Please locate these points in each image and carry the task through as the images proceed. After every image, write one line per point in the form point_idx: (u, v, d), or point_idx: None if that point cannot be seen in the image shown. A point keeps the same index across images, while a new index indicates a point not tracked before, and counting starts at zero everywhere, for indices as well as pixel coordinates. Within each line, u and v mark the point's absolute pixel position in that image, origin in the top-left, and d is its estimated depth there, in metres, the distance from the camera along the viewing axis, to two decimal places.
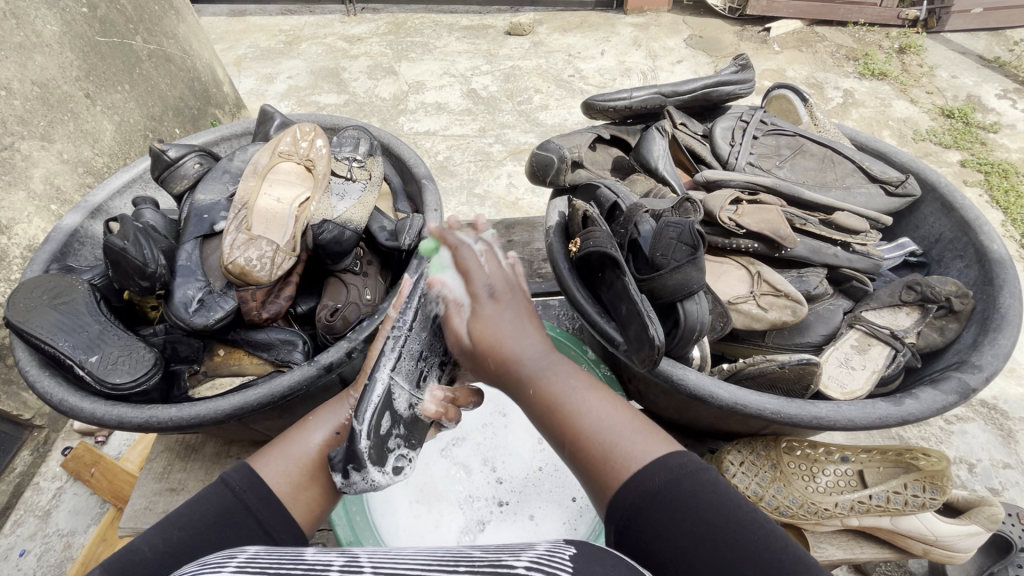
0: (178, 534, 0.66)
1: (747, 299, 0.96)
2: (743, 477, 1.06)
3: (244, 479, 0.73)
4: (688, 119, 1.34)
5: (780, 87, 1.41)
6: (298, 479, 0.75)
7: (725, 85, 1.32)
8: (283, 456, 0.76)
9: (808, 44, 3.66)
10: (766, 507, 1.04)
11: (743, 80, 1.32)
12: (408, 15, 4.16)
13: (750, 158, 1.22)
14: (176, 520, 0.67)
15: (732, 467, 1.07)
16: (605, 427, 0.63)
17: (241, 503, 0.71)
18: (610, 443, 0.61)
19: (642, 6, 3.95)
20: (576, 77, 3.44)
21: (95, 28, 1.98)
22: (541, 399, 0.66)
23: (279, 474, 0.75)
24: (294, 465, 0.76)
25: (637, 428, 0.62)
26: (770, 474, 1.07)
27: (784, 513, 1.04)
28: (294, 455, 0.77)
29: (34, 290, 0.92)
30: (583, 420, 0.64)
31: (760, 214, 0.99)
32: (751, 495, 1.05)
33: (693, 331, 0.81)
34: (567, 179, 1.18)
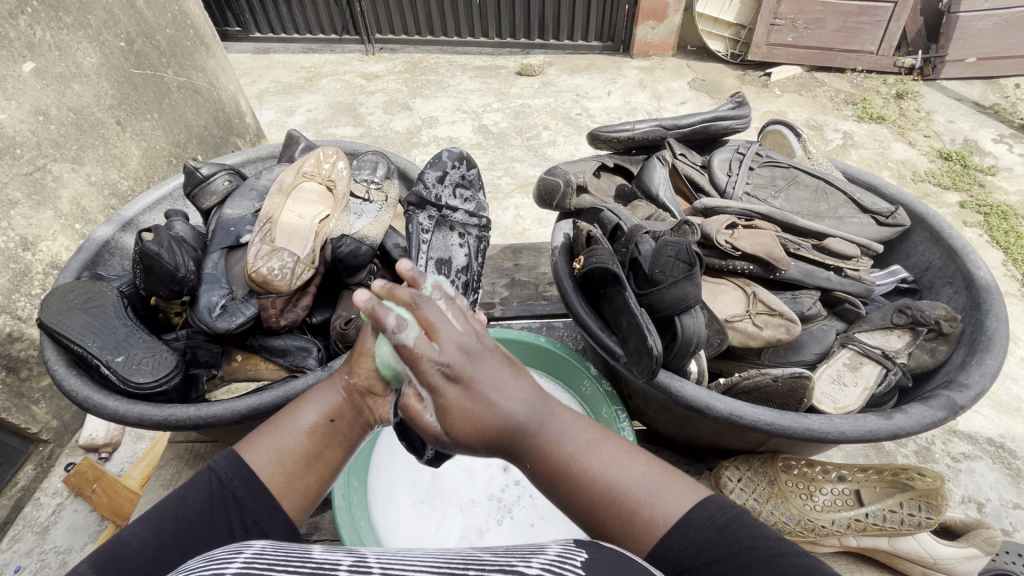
0: (168, 525, 0.64)
1: (742, 317, 1.00)
2: (741, 493, 1.09)
3: (230, 465, 0.70)
4: (688, 151, 1.41)
5: (775, 122, 1.49)
6: (289, 462, 0.71)
7: (723, 120, 1.39)
8: (274, 440, 0.72)
9: (808, 88, 3.82)
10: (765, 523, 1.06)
11: (740, 116, 1.39)
12: (424, 55, 4.38)
13: (746, 187, 1.28)
14: (164, 513, 0.66)
15: (730, 483, 1.10)
16: (634, 478, 0.62)
17: (227, 492, 0.68)
18: (630, 496, 0.61)
19: (647, 50, 4.14)
20: (584, 115, 3.58)
21: (130, 61, 2.12)
22: (548, 462, 0.62)
23: (269, 465, 0.70)
24: (286, 443, 0.72)
25: (656, 475, 0.63)
26: (766, 489, 1.09)
27: (782, 530, 1.07)
28: (283, 440, 0.72)
29: (67, 294, 0.97)
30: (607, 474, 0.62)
31: (754, 237, 1.04)
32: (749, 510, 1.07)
33: (690, 344, 0.84)
34: (572, 203, 1.22)
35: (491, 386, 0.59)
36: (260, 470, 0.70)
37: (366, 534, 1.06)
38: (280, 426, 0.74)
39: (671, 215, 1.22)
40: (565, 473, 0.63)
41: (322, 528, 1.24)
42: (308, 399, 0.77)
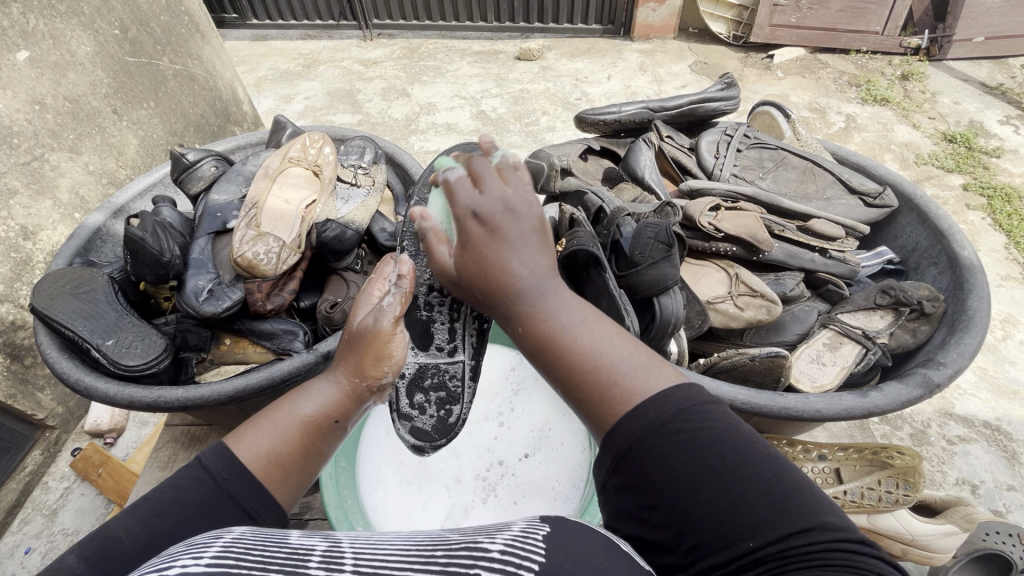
0: (157, 522, 0.61)
1: (724, 299, 1.00)
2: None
3: (219, 461, 0.68)
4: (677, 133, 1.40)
5: (764, 103, 1.47)
6: (282, 449, 0.73)
7: (711, 102, 1.38)
8: (272, 426, 0.74)
9: (811, 71, 3.77)
10: None
11: (729, 97, 1.38)
12: (422, 40, 4.35)
13: (733, 169, 1.27)
14: (155, 507, 0.62)
15: None
16: (615, 358, 0.61)
17: (224, 491, 0.66)
18: (611, 376, 0.60)
19: (648, 33, 4.09)
20: (583, 100, 3.56)
21: (125, 49, 2.12)
22: (537, 333, 0.65)
23: (260, 456, 0.71)
24: (282, 439, 0.73)
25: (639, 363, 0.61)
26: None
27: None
28: (279, 429, 0.74)
29: (58, 280, 0.99)
30: (589, 351, 0.62)
31: (738, 218, 1.04)
32: None
33: (668, 325, 0.85)
34: (556, 185, 1.23)
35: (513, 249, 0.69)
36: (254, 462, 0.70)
37: (353, 513, 1.12)
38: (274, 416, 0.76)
39: (658, 197, 1.21)
40: (549, 343, 0.64)
41: (314, 508, 1.28)
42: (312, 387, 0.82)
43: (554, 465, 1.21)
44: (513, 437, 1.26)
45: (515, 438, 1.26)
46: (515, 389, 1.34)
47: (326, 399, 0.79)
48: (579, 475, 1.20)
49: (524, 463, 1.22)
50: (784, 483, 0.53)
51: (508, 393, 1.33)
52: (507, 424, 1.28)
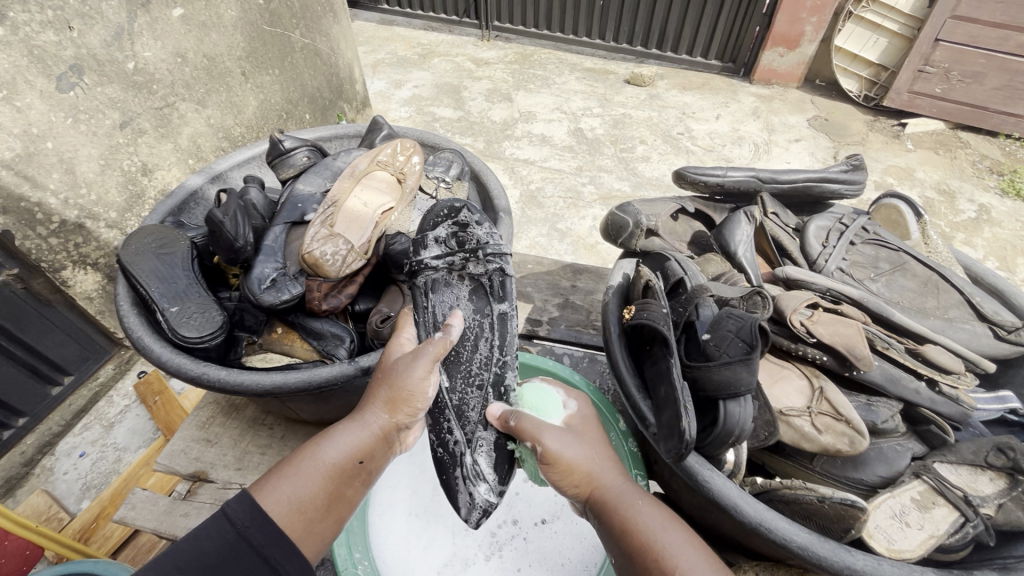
0: (179, 575, 0.73)
1: (801, 413, 0.92)
2: None
3: (246, 514, 0.81)
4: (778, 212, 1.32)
5: (894, 195, 1.36)
6: (309, 496, 0.87)
7: (830, 183, 1.26)
8: (296, 481, 0.87)
9: (948, 148, 4.04)
10: None
11: (852, 181, 1.26)
12: (538, 51, 5.27)
13: (841, 261, 1.17)
14: (179, 560, 0.75)
15: None
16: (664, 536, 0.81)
17: (245, 540, 0.79)
18: (667, 547, 0.79)
19: (771, 77, 4.65)
20: (685, 136, 4.17)
21: (265, 19, 2.45)
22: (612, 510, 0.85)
23: (286, 507, 0.84)
24: (306, 490, 0.87)
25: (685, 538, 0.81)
26: None
27: None
28: (311, 475, 0.88)
29: (146, 236, 1.05)
30: (647, 531, 0.82)
31: (833, 324, 0.98)
32: None
33: (730, 434, 0.75)
34: (638, 244, 1.20)
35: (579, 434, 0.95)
36: (275, 516, 0.83)
37: (355, 533, 1.24)
38: (308, 456, 0.90)
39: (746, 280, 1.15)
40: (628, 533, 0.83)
41: None
42: (338, 430, 0.94)
43: (562, 541, 1.28)
44: (533, 501, 1.34)
45: (535, 501, 1.33)
46: None
47: (353, 447, 0.93)
48: (592, 558, 1.25)
49: (539, 528, 1.29)
50: None
51: None
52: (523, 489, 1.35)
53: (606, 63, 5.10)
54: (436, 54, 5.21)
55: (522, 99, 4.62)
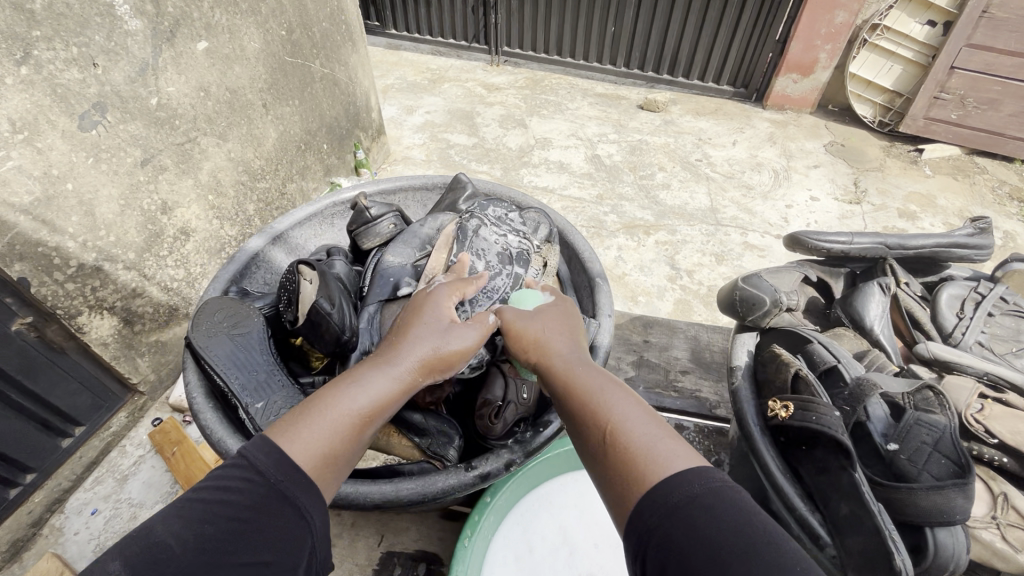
0: (207, 528, 0.71)
1: (990, 523, 1.18)
2: None
3: (270, 461, 0.80)
4: (906, 279, 1.61)
5: (1018, 264, 1.68)
6: (337, 443, 0.87)
7: (958, 249, 1.55)
8: (319, 425, 0.86)
9: (966, 174, 4.11)
10: None
11: (983, 247, 1.53)
12: (547, 75, 5.32)
13: (978, 334, 1.46)
14: (200, 516, 0.72)
15: None
16: (645, 437, 0.82)
17: (278, 489, 0.78)
18: (647, 444, 0.80)
19: (783, 103, 4.70)
20: (703, 162, 4.19)
21: (286, 50, 2.39)
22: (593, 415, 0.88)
23: (302, 448, 0.83)
24: (329, 433, 0.86)
25: (668, 441, 0.81)
26: None
27: None
28: (334, 419, 0.88)
29: (218, 315, 1.23)
30: (630, 434, 0.83)
31: (1005, 422, 1.25)
32: None
33: (946, 562, 1.08)
34: (769, 320, 1.50)
35: (564, 356, 1.02)
36: (299, 460, 0.82)
37: None
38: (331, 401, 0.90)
39: (839, 377, 1.32)
40: (600, 431, 0.86)
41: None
42: (363, 376, 0.95)
43: None
44: None
45: None
46: None
47: (381, 395, 0.94)
48: None
49: None
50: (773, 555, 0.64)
51: None
52: None
53: (617, 88, 5.13)
54: (445, 79, 5.23)
55: (536, 125, 4.62)
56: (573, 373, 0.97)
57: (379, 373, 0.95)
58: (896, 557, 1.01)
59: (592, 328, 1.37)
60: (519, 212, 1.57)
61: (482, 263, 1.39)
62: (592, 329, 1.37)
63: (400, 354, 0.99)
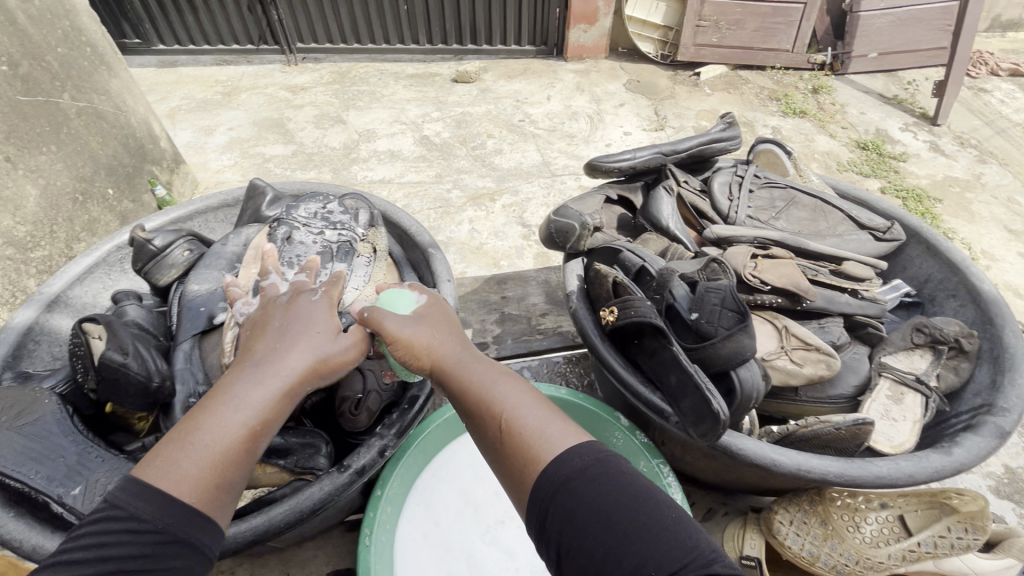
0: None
1: (779, 353, 1.34)
2: (796, 536, 1.35)
3: (134, 510, 0.79)
4: (686, 179, 1.81)
5: (767, 143, 1.93)
6: (224, 473, 0.85)
7: (717, 142, 1.77)
8: (198, 453, 0.84)
9: (735, 86, 4.79)
10: (824, 565, 1.31)
11: (732, 137, 1.78)
12: (352, 65, 5.11)
13: (747, 210, 1.68)
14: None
15: (784, 528, 1.36)
16: (536, 420, 0.94)
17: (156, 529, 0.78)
18: (538, 427, 0.93)
19: (581, 52, 5.05)
20: (525, 121, 4.38)
21: (17, 88, 1.99)
22: (489, 405, 0.97)
23: (178, 479, 0.82)
24: (209, 462, 0.84)
25: (554, 421, 0.94)
26: (820, 532, 1.34)
27: (842, 570, 1.31)
28: (213, 440, 0.85)
29: (5, 409, 1.19)
30: (523, 419, 0.94)
31: (774, 272, 1.41)
32: (809, 554, 1.33)
33: (750, 395, 1.19)
34: (585, 243, 1.58)
35: (445, 341, 1.07)
36: (170, 496, 0.80)
37: None
38: (202, 424, 0.86)
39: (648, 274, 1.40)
40: (490, 414, 0.96)
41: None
42: (235, 390, 0.91)
43: None
44: None
45: None
46: None
47: (261, 407, 0.90)
48: None
49: None
50: (658, 516, 0.80)
51: None
52: None
53: (427, 66, 5.09)
54: (241, 88, 4.78)
55: (355, 119, 4.43)
56: (457, 365, 1.03)
57: (252, 385, 0.91)
58: (712, 402, 1.09)
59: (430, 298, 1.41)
60: (335, 203, 1.51)
61: (297, 268, 1.33)
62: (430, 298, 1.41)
63: (275, 355, 0.95)
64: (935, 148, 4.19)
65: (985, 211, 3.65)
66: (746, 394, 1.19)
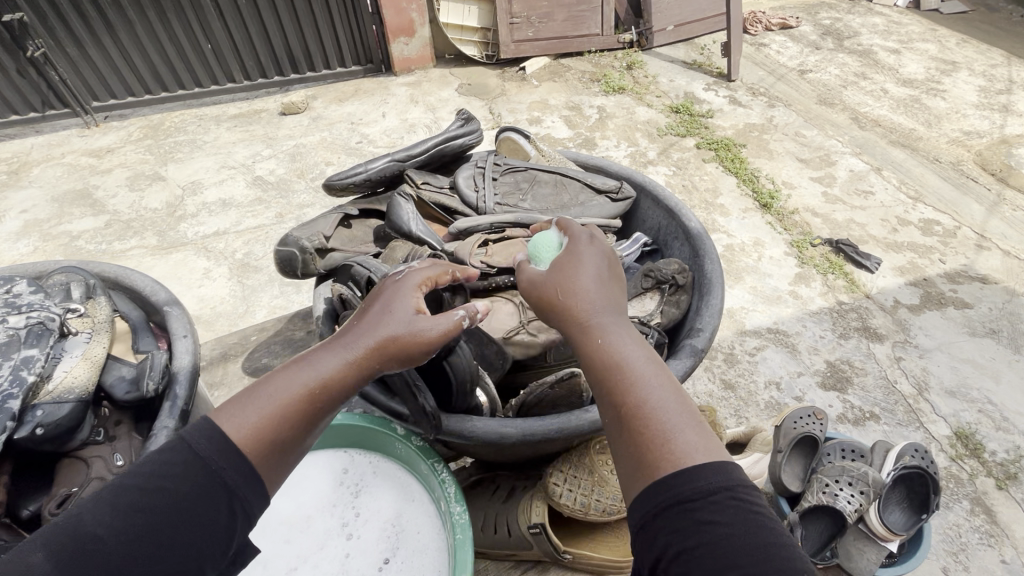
0: (137, 518, 0.77)
1: (515, 328, 1.44)
2: (570, 492, 1.35)
3: (212, 446, 0.85)
4: (430, 179, 1.79)
5: (505, 130, 1.99)
6: (276, 425, 0.89)
7: (456, 138, 1.80)
8: (261, 403, 0.90)
9: (559, 74, 5.07)
10: (596, 511, 1.35)
11: (468, 132, 1.82)
12: (165, 116, 4.70)
13: (494, 198, 1.71)
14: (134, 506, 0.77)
15: (560, 488, 1.36)
16: (671, 415, 0.86)
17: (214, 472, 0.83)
18: (669, 427, 0.84)
19: (409, 65, 5.06)
20: (364, 142, 4.30)
21: None
22: (622, 383, 0.91)
23: (240, 425, 0.87)
24: (264, 412, 0.89)
25: (696, 435, 0.83)
26: (589, 481, 1.37)
27: (613, 511, 1.36)
28: (279, 394, 0.91)
29: None
30: (658, 413, 0.86)
31: (502, 253, 1.50)
32: (581, 505, 1.34)
33: (464, 378, 1.19)
34: (315, 264, 1.63)
35: (595, 303, 1.03)
36: (239, 438, 0.86)
37: None
38: (284, 375, 0.94)
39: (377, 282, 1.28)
40: (611, 382, 0.92)
41: None
42: (317, 353, 0.97)
43: (404, 553, 1.27)
44: (362, 551, 1.28)
45: (365, 549, 1.28)
46: (354, 490, 1.39)
47: (329, 368, 0.96)
48: (440, 553, 1.27)
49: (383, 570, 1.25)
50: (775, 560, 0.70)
51: (347, 497, 1.37)
52: (349, 546, 1.29)
53: (251, 103, 4.82)
54: (33, 163, 4.20)
55: (175, 173, 4.08)
56: (603, 336, 0.98)
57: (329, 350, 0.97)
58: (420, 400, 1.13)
59: (156, 364, 1.33)
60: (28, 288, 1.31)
61: None
62: (156, 364, 1.33)
63: (368, 330, 1.00)
64: (734, 101, 4.72)
65: (780, 147, 4.17)
66: (460, 374, 1.18)
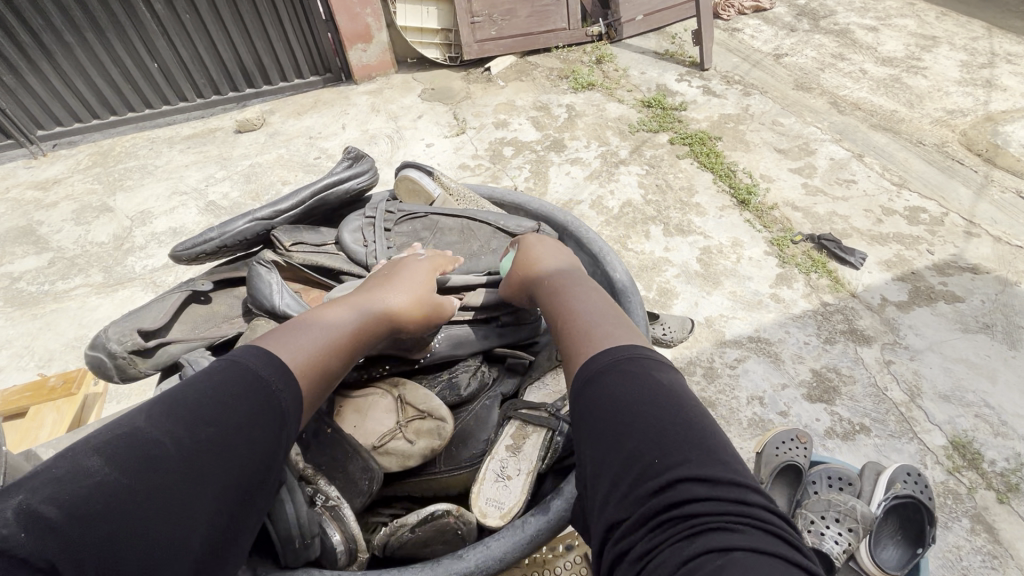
0: (200, 428, 0.87)
1: (396, 429, 1.42)
2: None
3: (275, 366, 1.01)
4: (314, 231, 1.79)
5: (405, 167, 2.00)
6: (316, 350, 1.12)
7: (340, 184, 1.80)
8: (306, 333, 1.13)
9: (526, 73, 4.87)
10: None
11: (356, 176, 1.82)
12: (116, 141, 4.50)
13: (387, 250, 1.73)
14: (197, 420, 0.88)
15: None
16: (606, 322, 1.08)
17: (264, 379, 0.99)
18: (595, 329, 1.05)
19: (369, 72, 4.85)
20: (322, 157, 4.10)
21: None
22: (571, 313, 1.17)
23: (290, 345, 1.08)
24: (311, 339, 1.12)
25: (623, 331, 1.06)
26: None
27: None
28: (316, 332, 1.15)
29: None
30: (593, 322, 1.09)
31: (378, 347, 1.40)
32: None
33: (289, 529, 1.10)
34: (139, 366, 1.50)
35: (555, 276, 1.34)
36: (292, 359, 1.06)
37: None
38: (319, 320, 1.19)
39: None
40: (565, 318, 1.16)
41: None
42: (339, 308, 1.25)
43: None
44: None
45: None
46: None
47: (350, 320, 1.23)
48: None
49: None
50: (703, 421, 0.87)
51: None
52: None
53: (205, 122, 4.61)
54: None
55: (124, 203, 3.87)
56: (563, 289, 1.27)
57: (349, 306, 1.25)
58: None
59: None
60: None
61: None
62: None
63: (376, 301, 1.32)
64: (708, 91, 4.51)
65: (756, 138, 3.98)
66: (284, 529, 1.10)
